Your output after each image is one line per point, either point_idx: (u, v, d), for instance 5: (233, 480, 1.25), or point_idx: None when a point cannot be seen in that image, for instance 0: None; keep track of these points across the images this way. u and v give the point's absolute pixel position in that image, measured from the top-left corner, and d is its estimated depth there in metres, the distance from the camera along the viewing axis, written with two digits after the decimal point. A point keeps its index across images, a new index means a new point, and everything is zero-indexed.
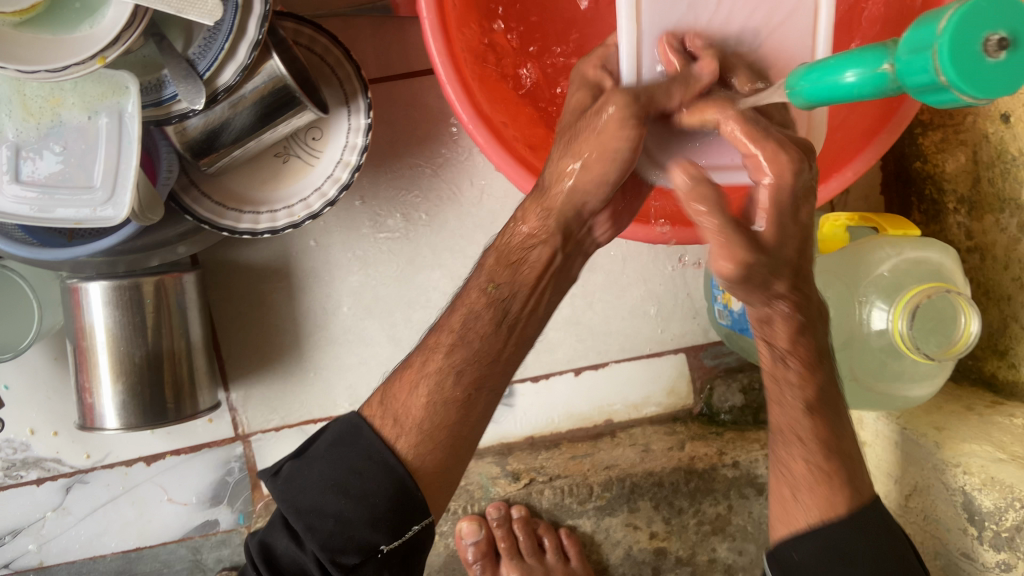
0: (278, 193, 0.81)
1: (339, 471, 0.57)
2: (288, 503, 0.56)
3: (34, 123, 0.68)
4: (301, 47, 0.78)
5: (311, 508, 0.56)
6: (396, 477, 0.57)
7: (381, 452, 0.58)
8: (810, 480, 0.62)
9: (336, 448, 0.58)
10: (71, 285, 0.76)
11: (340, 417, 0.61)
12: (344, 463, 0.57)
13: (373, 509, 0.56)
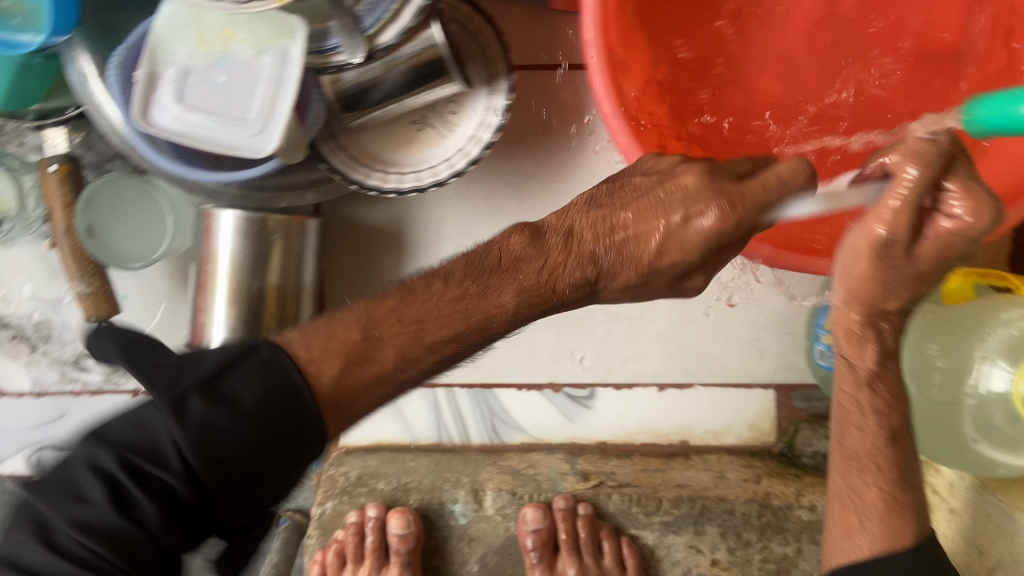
0: (409, 157, 0.84)
1: (265, 435, 0.53)
2: (197, 454, 0.51)
3: (205, 51, 0.72)
4: (455, 23, 0.80)
5: (132, 444, 0.53)
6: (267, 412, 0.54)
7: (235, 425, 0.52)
8: (873, 510, 0.66)
9: (265, 404, 0.54)
10: (207, 210, 0.81)
11: (265, 355, 0.56)
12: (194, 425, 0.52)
13: (248, 413, 0.53)
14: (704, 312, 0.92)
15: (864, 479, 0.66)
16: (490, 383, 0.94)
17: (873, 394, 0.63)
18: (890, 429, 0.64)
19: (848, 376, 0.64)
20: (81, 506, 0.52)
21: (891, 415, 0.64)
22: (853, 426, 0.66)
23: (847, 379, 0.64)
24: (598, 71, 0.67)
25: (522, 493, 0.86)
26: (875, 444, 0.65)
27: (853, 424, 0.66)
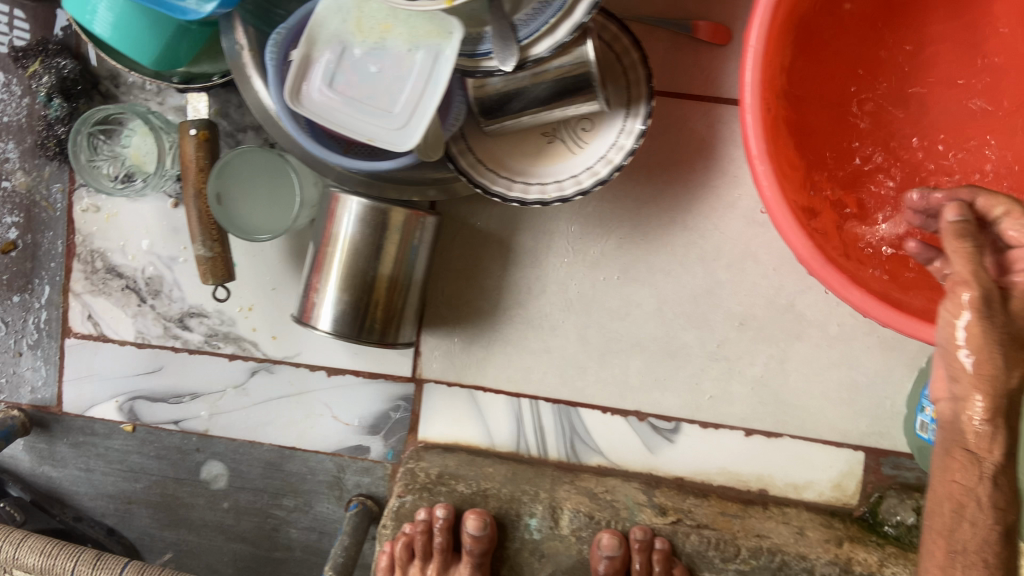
0: (534, 169, 0.84)
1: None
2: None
3: (361, 40, 0.74)
4: (601, 42, 0.81)
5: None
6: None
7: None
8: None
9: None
10: (333, 192, 0.81)
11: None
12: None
13: None
14: (803, 363, 0.90)
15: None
16: (576, 402, 0.94)
17: (980, 487, 0.54)
18: (1001, 527, 0.55)
19: (955, 464, 0.55)
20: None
21: (1000, 516, 0.55)
22: (951, 519, 0.56)
23: (962, 475, 0.55)
24: (751, 108, 0.68)
25: (600, 518, 0.84)
26: (986, 539, 0.55)
27: (951, 519, 0.56)
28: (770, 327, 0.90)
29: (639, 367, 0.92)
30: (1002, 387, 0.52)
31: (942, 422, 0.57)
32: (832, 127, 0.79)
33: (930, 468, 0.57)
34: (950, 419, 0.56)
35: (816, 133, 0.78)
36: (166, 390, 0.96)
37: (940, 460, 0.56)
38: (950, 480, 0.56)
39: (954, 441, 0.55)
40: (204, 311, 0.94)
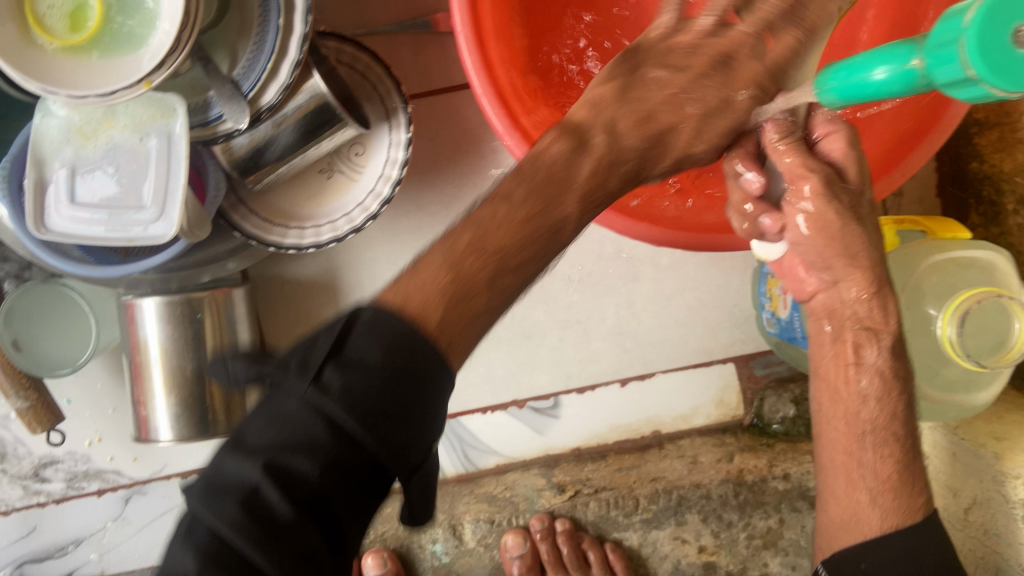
0: (323, 209, 0.83)
1: (388, 369, 0.46)
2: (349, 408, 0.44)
3: (90, 147, 0.72)
4: (343, 65, 0.79)
5: (304, 438, 0.45)
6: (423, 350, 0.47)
7: (419, 334, 0.48)
8: (886, 484, 0.62)
9: (394, 352, 0.46)
10: (127, 301, 0.79)
11: (369, 312, 0.48)
12: (388, 344, 0.47)
13: (328, 468, 0.44)
14: (650, 301, 0.91)
15: (876, 456, 0.62)
16: (454, 412, 0.90)
17: (881, 360, 0.59)
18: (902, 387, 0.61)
19: (850, 350, 0.61)
20: (218, 509, 0.44)
21: (896, 383, 0.61)
22: (855, 403, 0.61)
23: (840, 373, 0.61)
24: (487, 93, 0.66)
25: (502, 521, 0.93)
26: (891, 413, 0.61)
27: (850, 412, 0.62)
28: (607, 278, 0.89)
29: (502, 358, 0.90)
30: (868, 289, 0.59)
31: (820, 315, 0.61)
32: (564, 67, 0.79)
33: (820, 361, 0.63)
34: (834, 305, 0.60)
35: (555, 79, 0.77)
36: (48, 547, 0.92)
37: (835, 349, 0.61)
38: (845, 366, 0.61)
39: (845, 326, 0.60)
40: (55, 458, 0.89)
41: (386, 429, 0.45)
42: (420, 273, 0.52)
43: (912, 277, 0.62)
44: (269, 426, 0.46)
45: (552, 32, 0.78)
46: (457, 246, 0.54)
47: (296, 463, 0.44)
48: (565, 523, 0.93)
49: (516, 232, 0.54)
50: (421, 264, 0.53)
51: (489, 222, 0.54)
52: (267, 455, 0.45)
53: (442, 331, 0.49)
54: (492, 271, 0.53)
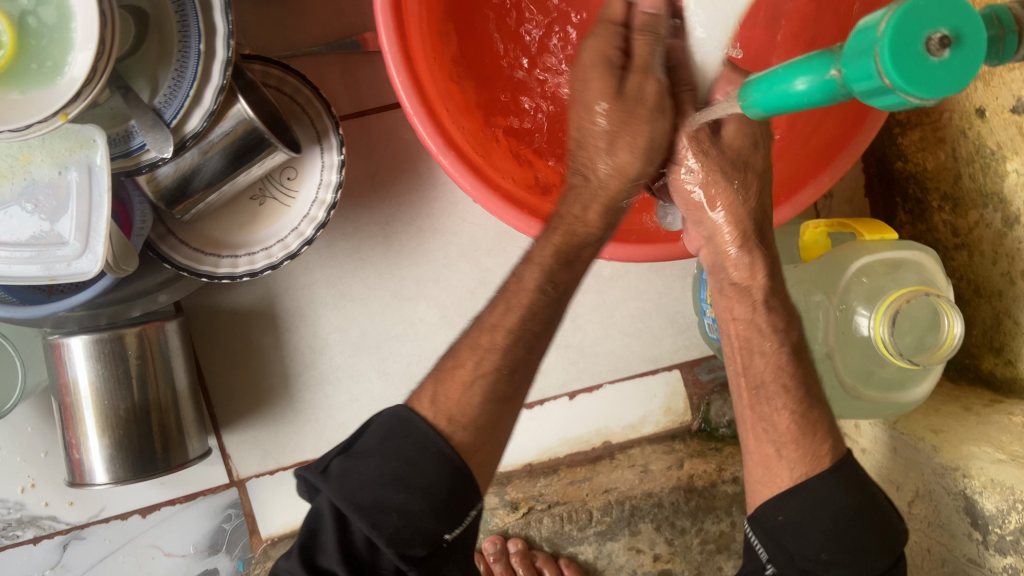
0: (254, 235, 0.81)
1: (395, 463, 0.54)
2: (349, 501, 0.52)
3: (7, 183, 0.69)
4: (270, 88, 0.77)
5: (373, 504, 0.52)
6: (454, 466, 0.55)
7: (436, 442, 0.55)
8: (788, 433, 0.62)
9: (387, 445, 0.55)
10: (53, 340, 0.76)
11: (384, 414, 0.58)
12: (402, 455, 0.54)
13: (433, 499, 0.53)
14: (595, 312, 0.91)
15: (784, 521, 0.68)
16: None
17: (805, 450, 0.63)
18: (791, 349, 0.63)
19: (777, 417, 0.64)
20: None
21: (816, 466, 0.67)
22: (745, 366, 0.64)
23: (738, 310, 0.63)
24: (418, 113, 0.65)
25: None
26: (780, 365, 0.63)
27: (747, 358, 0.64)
28: None
29: None
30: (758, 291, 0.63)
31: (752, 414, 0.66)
32: (494, 80, 0.78)
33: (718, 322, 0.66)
34: (715, 261, 0.63)
35: (484, 94, 0.77)
36: None
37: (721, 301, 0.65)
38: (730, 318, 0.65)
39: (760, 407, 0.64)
40: None
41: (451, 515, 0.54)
42: (453, 367, 0.59)
43: (842, 277, 0.64)
44: (372, 457, 0.54)
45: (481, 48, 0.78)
46: (555, 231, 0.59)
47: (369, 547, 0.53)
48: (519, 542, 0.92)
49: (515, 329, 0.59)
50: (455, 357, 0.60)
51: (491, 322, 0.59)
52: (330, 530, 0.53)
53: (467, 441, 0.56)
54: (588, 241, 0.60)
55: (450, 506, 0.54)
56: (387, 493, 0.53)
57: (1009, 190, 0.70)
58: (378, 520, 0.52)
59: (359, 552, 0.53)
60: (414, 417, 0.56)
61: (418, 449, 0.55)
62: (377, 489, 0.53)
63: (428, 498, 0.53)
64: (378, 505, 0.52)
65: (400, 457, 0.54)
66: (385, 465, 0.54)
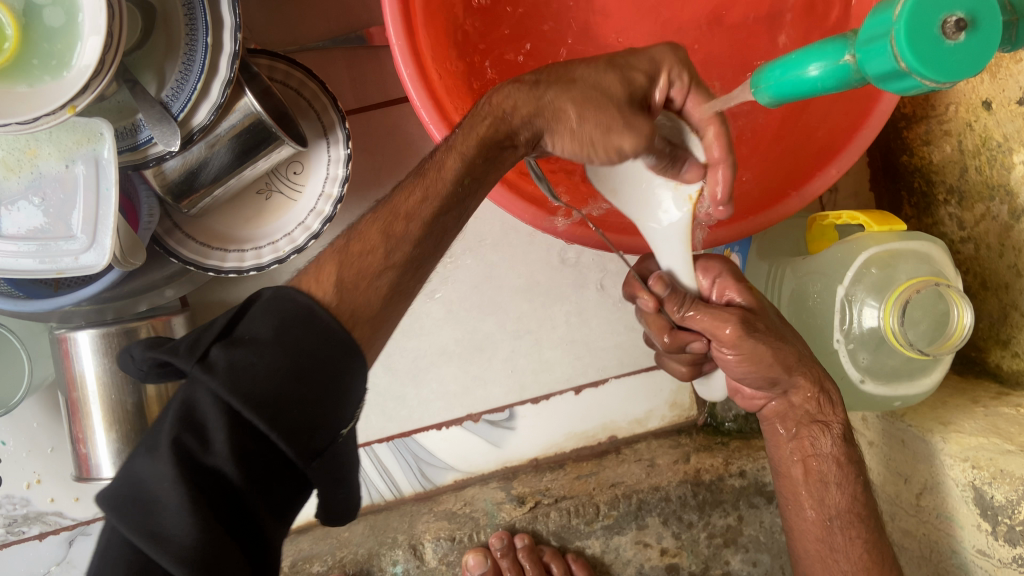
0: (261, 230, 0.81)
1: (292, 353, 0.48)
2: (240, 395, 0.45)
3: (15, 177, 0.69)
4: (277, 83, 0.77)
5: (269, 397, 0.46)
6: (349, 352, 0.50)
7: (339, 331, 0.50)
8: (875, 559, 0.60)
9: (285, 332, 0.49)
10: (59, 334, 0.76)
11: (268, 295, 0.51)
12: (299, 345, 0.48)
13: (329, 389, 0.48)
14: (600, 307, 0.91)
15: (846, 538, 0.67)
16: (410, 431, 0.89)
17: (835, 449, 0.67)
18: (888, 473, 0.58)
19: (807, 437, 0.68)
20: (153, 506, 0.44)
21: (851, 466, 0.67)
22: None
23: None
24: (426, 106, 0.65)
25: (461, 537, 0.90)
26: None
27: None
28: (555, 285, 0.89)
29: (455, 372, 0.89)
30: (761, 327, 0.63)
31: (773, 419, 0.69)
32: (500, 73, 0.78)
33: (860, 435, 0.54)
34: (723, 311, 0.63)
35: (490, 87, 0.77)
36: None
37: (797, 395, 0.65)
38: None
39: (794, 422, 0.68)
40: None
41: (343, 406, 0.49)
42: (365, 252, 0.55)
43: (850, 268, 0.64)
44: (264, 347, 0.47)
45: (487, 42, 0.78)
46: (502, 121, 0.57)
47: (258, 447, 0.46)
48: (526, 537, 0.91)
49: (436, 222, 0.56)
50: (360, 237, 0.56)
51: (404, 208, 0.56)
52: (214, 429, 0.45)
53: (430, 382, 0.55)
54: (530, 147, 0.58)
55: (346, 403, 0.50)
56: (280, 383, 0.46)
57: (1017, 182, 0.70)
58: (272, 415, 0.45)
59: (248, 450, 0.45)
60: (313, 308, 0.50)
61: (311, 334, 0.49)
62: (264, 385, 0.46)
63: (323, 389, 0.48)
64: (272, 397, 0.46)
65: (294, 341, 0.48)
66: (277, 352, 0.47)
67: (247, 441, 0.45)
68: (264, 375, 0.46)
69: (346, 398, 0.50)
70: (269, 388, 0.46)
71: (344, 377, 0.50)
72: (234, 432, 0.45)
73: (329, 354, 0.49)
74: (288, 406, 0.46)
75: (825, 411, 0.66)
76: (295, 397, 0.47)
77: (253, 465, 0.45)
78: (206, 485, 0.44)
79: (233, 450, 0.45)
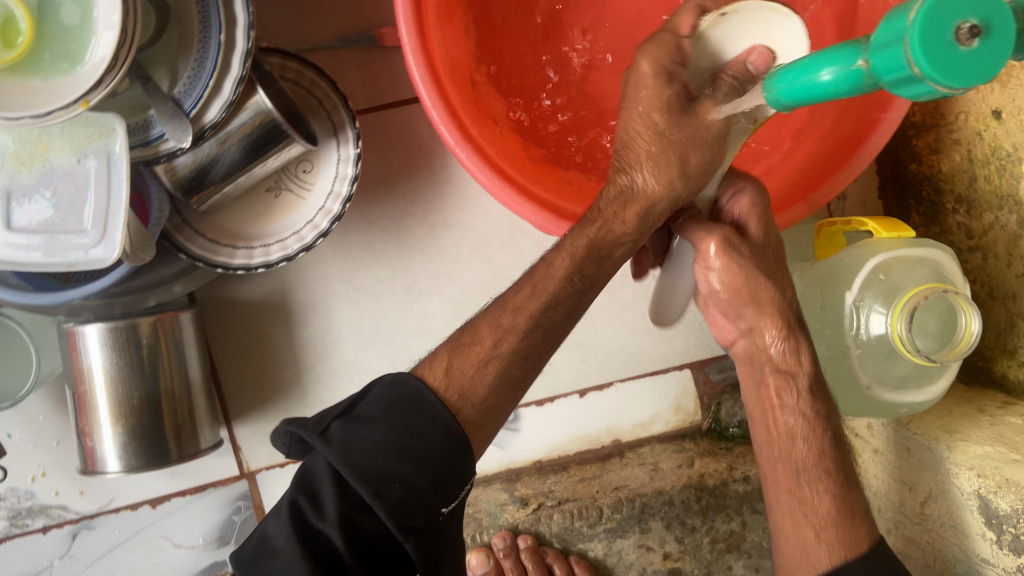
0: (270, 228, 0.81)
1: (399, 430, 0.53)
2: (350, 464, 0.51)
3: (26, 171, 0.69)
4: (288, 81, 0.78)
5: (375, 474, 0.51)
6: (457, 439, 0.54)
7: (444, 415, 0.54)
8: (827, 518, 0.63)
9: (396, 412, 0.54)
10: (68, 328, 0.76)
11: (387, 379, 0.57)
12: (410, 425, 0.53)
13: (434, 471, 0.53)
14: (606, 311, 0.91)
15: None
16: None
17: (801, 403, 0.63)
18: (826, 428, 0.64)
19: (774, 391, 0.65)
20: (269, 558, 0.51)
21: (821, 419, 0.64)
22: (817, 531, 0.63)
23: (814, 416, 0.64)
24: (434, 105, 0.66)
25: (467, 537, 0.93)
26: (820, 450, 0.64)
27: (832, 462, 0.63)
28: None
29: None
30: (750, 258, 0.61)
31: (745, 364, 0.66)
32: (509, 75, 0.78)
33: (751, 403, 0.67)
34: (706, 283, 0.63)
35: (500, 89, 0.77)
36: None
37: (760, 390, 0.65)
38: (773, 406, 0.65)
39: (766, 371, 0.65)
40: None
41: (447, 488, 0.53)
42: (470, 344, 0.58)
43: (857, 275, 0.64)
44: (377, 422, 0.53)
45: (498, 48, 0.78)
46: (591, 222, 0.59)
47: (367, 520, 0.52)
48: (528, 539, 0.92)
49: (537, 316, 0.58)
50: (473, 332, 0.58)
51: (514, 303, 0.58)
52: (326, 496, 0.52)
53: (474, 416, 0.56)
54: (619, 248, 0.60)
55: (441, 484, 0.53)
56: (394, 463, 0.52)
57: None
58: (383, 495, 0.51)
59: (359, 525, 0.51)
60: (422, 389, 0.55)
61: (426, 414, 0.54)
62: (377, 463, 0.51)
63: (425, 472, 0.52)
64: (382, 476, 0.51)
65: (407, 420, 0.54)
66: (389, 431, 0.53)
67: (358, 514, 0.51)
68: (375, 451, 0.52)
69: (450, 481, 0.54)
70: (381, 466, 0.51)
71: (448, 461, 0.54)
72: (347, 506, 0.51)
73: (442, 437, 0.54)
74: (393, 486, 0.51)
75: (789, 360, 0.63)
76: (404, 477, 0.52)
77: (362, 539, 0.51)
78: (322, 549, 0.50)
79: (350, 522, 0.51)
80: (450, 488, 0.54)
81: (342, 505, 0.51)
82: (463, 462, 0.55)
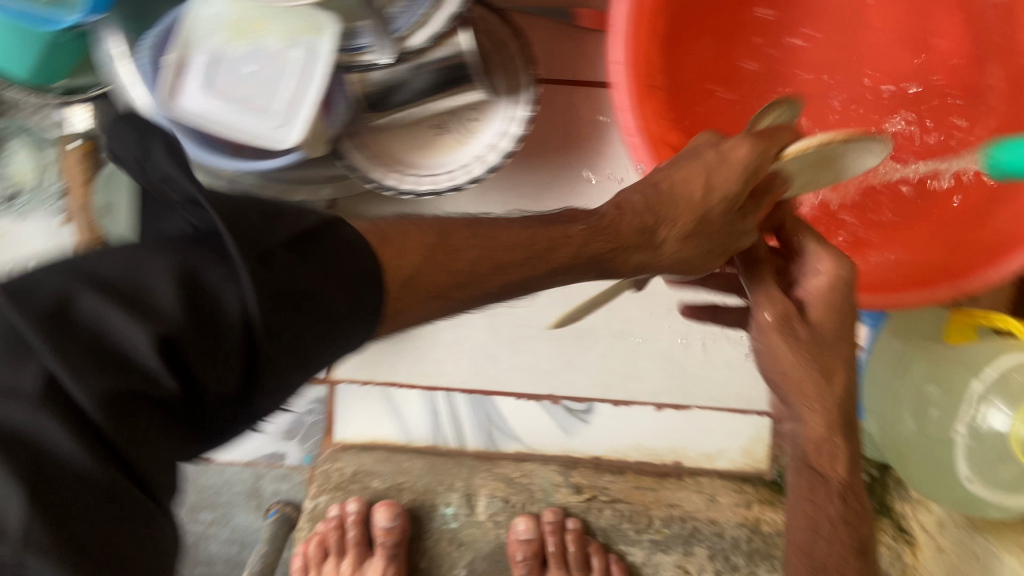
0: (426, 161, 0.84)
1: (323, 281, 0.39)
2: (271, 288, 0.36)
3: (238, 43, 0.74)
4: (483, 33, 0.81)
5: (280, 305, 0.36)
6: (371, 305, 0.41)
7: (357, 260, 0.41)
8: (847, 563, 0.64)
9: (304, 248, 0.39)
10: (225, 196, 0.82)
11: (344, 228, 0.42)
12: (331, 265, 0.40)
13: (338, 320, 0.39)
14: (705, 337, 0.93)
15: None
16: (490, 391, 0.94)
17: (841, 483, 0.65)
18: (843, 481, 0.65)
19: (806, 485, 0.66)
20: (51, 317, 0.31)
21: (842, 484, 0.65)
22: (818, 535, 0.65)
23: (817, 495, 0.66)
24: (622, 88, 0.67)
25: (514, 502, 0.98)
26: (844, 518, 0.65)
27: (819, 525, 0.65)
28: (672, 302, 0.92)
29: (549, 351, 0.93)
30: (806, 337, 0.62)
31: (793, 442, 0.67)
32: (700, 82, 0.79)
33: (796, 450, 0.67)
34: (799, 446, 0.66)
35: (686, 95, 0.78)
36: None
37: (796, 479, 0.67)
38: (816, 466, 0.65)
39: (803, 462, 0.67)
40: None
41: (315, 344, 0.38)
42: (392, 245, 0.46)
43: (988, 364, 0.64)
44: (311, 253, 0.39)
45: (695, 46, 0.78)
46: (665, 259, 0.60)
47: (233, 353, 0.35)
48: (576, 522, 0.97)
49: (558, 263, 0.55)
50: (401, 239, 0.47)
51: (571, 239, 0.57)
52: (200, 290, 0.34)
53: (464, 294, 0.50)
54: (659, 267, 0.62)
55: (190, 422, 0.36)
56: (294, 300, 0.37)
57: None
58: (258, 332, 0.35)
59: (224, 336, 0.35)
60: (342, 222, 0.42)
61: (343, 256, 0.41)
62: (286, 290, 0.36)
63: (339, 308, 0.39)
64: (279, 300, 0.36)
65: (334, 259, 0.40)
66: (295, 261, 0.38)
67: (210, 354, 0.34)
68: (294, 273, 0.37)
69: (313, 358, 0.39)
70: (287, 279, 0.37)
71: (369, 322, 0.42)
72: (222, 325, 0.35)
73: (362, 307, 0.41)
74: (292, 315, 0.36)
75: (823, 460, 0.64)
76: (295, 309, 0.37)
77: (200, 361, 0.34)
78: (146, 361, 0.32)
79: (213, 321, 0.34)
80: (364, 323, 0.41)
81: (238, 307, 0.35)
82: (367, 329, 0.42)
